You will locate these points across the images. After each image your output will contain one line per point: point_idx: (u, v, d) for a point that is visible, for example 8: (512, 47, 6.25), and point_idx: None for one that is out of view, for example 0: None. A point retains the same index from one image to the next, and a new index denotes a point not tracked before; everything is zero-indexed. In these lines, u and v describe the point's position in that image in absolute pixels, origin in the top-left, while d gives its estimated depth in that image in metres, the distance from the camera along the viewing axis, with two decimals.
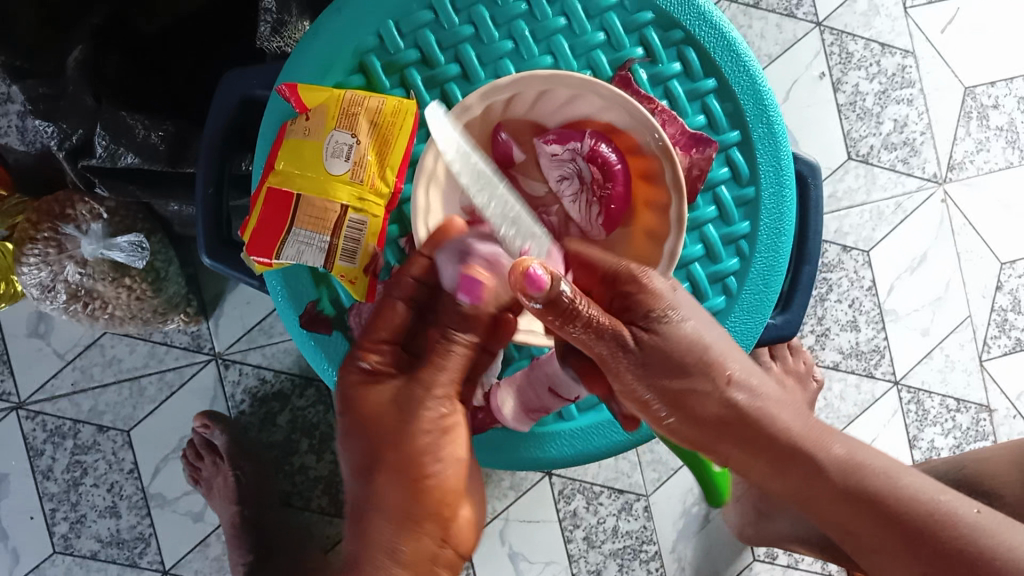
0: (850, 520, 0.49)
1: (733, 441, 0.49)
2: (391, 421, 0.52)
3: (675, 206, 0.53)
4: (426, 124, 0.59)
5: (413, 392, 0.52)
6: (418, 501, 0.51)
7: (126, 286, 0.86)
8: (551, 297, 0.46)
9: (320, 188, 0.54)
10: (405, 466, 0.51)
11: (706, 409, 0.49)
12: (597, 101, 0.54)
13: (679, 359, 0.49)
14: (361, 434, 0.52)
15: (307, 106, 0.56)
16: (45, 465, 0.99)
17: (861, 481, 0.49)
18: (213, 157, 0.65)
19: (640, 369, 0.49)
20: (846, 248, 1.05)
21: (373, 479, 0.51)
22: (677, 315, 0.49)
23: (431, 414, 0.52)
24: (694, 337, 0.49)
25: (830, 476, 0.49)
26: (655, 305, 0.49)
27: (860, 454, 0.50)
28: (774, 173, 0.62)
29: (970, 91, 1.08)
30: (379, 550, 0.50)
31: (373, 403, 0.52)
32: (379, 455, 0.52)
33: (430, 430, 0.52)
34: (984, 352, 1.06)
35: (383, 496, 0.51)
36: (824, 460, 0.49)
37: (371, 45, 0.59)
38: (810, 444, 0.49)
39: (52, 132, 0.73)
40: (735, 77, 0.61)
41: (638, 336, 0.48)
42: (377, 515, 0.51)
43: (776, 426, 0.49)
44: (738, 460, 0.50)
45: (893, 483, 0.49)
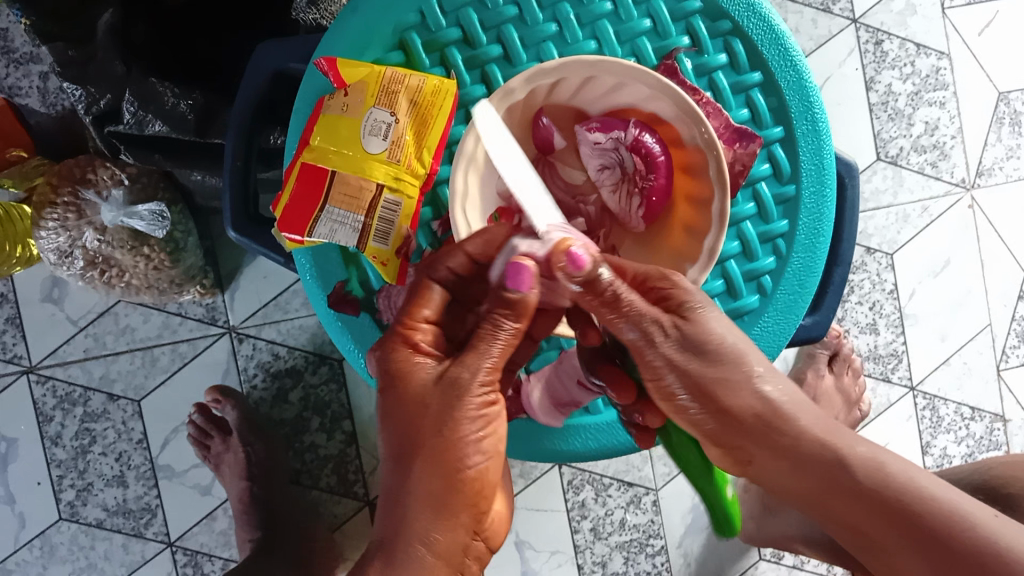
0: (867, 521, 0.48)
1: (756, 442, 0.49)
2: (434, 406, 0.48)
3: (718, 201, 0.52)
4: (464, 106, 0.58)
5: (459, 377, 0.48)
6: (457, 492, 0.49)
7: (144, 255, 0.85)
8: (591, 276, 0.48)
9: (355, 167, 0.53)
10: (446, 453, 0.48)
11: (737, 402, 0.48)
12: (644, 89, 0.52)
13: (714, 348, 0.49)
14: (399, 416, 0.49)
15: (345, 81, 0.55)
16: (54, 431, 0.98)
17: (882, 481, 0.48)
18: (242, 132, 0.63)
19: (677, 353, 0.48)
20: (869, 250, 1.04)
21: (409, 465, 0.48)
22: (710, 309, 0.50)
23: (476, 400, 0.48)
24: (724, 334, 0.49)
25: (853, 474, 0.48)
26: (688, 297, 0.49)
27: (884, 454, 0.49)
28: (816, 172, 0.60)
29: (1004, 96, 1.06)
30: (414, 538, 0.49)
31: (416, 385, 0.49)
32: (419, 442, 0.48)
33: (474, 419, 0.48)
34: (1002, 361, 1.05)
35: (419, 485, 0.48)
36: (848, 457, 0.49)
37: (412, 22, 0.58)
38: (833, 441, 0.49)
39: (79, 95, 0.68)
40: (782, 71, 0.60)
41: (676, 323, 0.49)
42: (411, 504, 0.49)
43: (798, 427, 0.49)
44: (763, 463, 0.50)
45: (912, 483, 0.48)
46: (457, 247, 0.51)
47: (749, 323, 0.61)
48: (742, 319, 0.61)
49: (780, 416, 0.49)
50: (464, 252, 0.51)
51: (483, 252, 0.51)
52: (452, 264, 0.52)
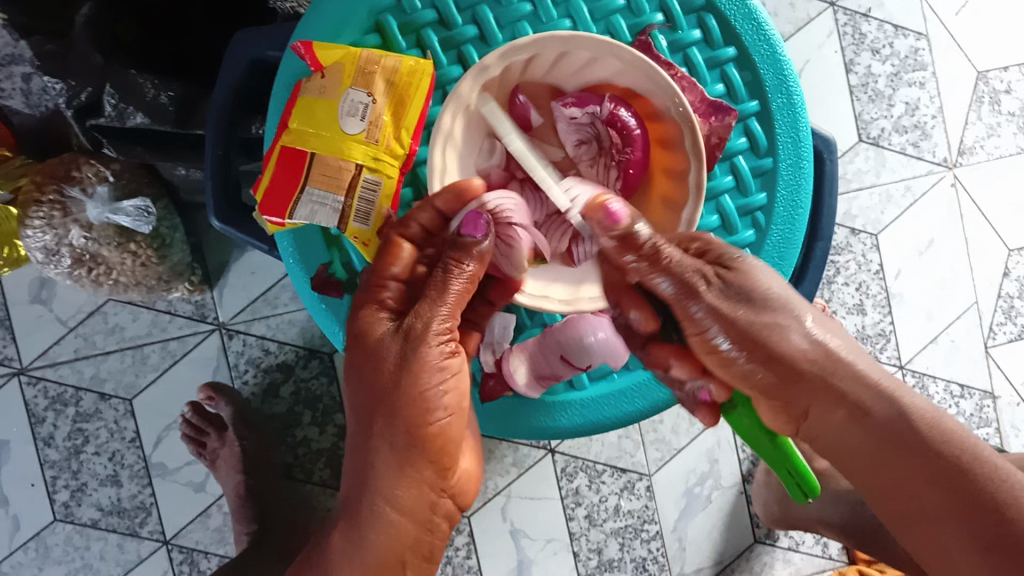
0: (915, 478, 0.47)
1: (812, 385, 0.49)
2: (393, 362, 0.51)
3: (694, 173, 0.53)
4: (442, 86, 0.59)
5: (418, 331, 0.51)
6: (419, 447, 0.52)
7: (131, 251, 0.86)
8: (628, 231, 0.50)
9: (334, 147, 0.54)
10: (406, 412, 0.51)
11: (790, 345, 0.49)
12: (617, 64, 0.53)
13: (760, 293, 0.50)
14: (364, 371, 0.52)
15: (322, 64, 0.55)
16: (46, 432, 0.98)
17: (944, 435, 0.47)
18: (222, 123, 0.64)
19: (724, 302, 0.50)
20: (854, 231, 1.04)
21: (373, 420, 0.52)
22: (748, 258, 0.52)
23: (436, 354, 0.51)
24: (768, 281, 0.51)
25: (912, 421, 0.48)
26: (727, 250, 0.52)
27: (943, 413, 0.49)
28: (792, 145, 0.61)
29: (983, 75, 1.07)
30: (378, 496, 0.52)
31: (376, 341, 0.53)
32: (381, 398, 0.51)
33: (434, 372, 0.51)
34: (990, 339, 1.06)
35: (383, 440, 0.52)
36: (907, 407, 0.48)
37: (387, 4, 0.58)
38: (894, 390, 0.49)
39: (60, 90, 0.69)
40: (756, 46, 0.60)
41: (720, 274, 0.50)
42: (376, 457, 0.52)
43: (851, 371, 0.49)
44: (816, 411, 0.50)
45: (974, 445, 0.47)
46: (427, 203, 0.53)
47: None
48: None
49: (838, 364, 0.49)
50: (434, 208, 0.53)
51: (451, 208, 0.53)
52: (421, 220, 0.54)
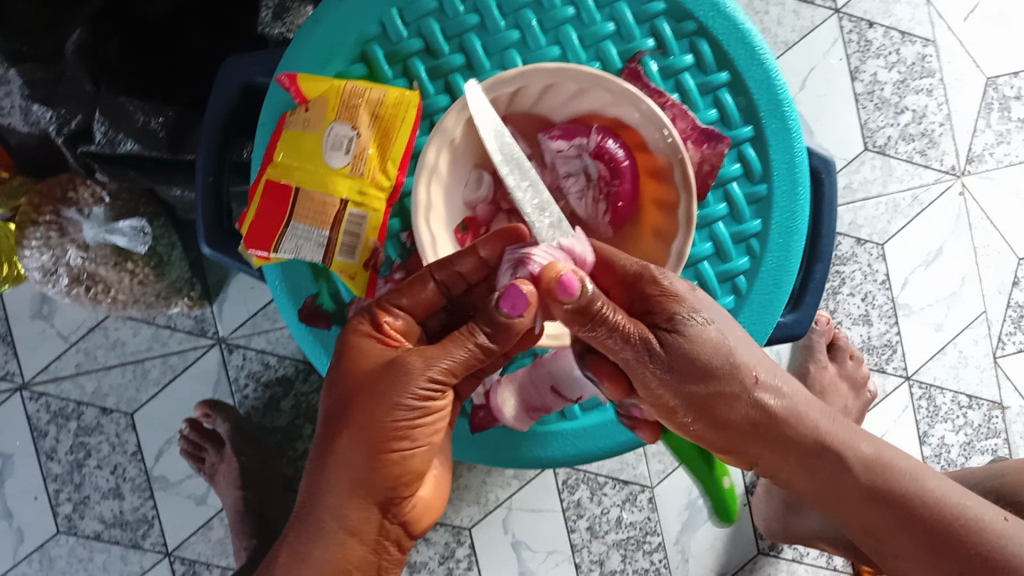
0: (872, 520, 0.52)
1: (769, 443, 0.51)
2: (377, 384, 0.48)
3: (684, 206, 0.52)
4: (429, 116, 0.58)
5: (408, 363, 0.47)
6: (376, 472, 0.48)
7: (128, 271, 0.85)
8: (582, 302, 0.44)
9: (319, 182, 0.53)
10: (371, 435, 0.48)
11: (735, 413, 0.49)
12: (604, 96, 0.52)
13: (706, 363, 0.46)
14: (342, 385, 0.49)
15: (307, 96, 0.55)
16: (49, 446, 0.99)
17: (884, 479, 0.52)
18: (213, 149, 0.63)
19: (668, 374, 0.46)
20: (860, 241, 1.03)
21: (336, 435, 0.49)
22: (701, 318, 0.47)
23: (415, 390, 0.47)
24: (717, 342, 0.47)
25: (855, 474, 0.52)
26: (679, 308, 0.47)
27: (885, 453, 0.53)
28: (788, 171, 0.60)
29: (992, 81, 1.05)
30: (326, 514, 0.49)
31: (368, 361, 0.49)
32: (349, 415, 0.48)
33: (409, 408, 0.48)
34: (998, 349, 1.04)
35: (341, 456, 0.49)
36: (851, 460, 0.52)
37: (373, 33, 0.58)
38: (838, 442, 0.52)
39: (49, 117, 0.68)
40: (749, 70, 0.59)
41: (665, 340, 0.46)
42: (332, 470, 0.49)
43: (800, 428, 0.51)
44: (768, 462, 0.52)
45: (916, 484, 0.52)
46: (471, 249, 0.50)
47: None
48: None
49: (783, 424, 0.50)
50: (476, 254, 0.50)
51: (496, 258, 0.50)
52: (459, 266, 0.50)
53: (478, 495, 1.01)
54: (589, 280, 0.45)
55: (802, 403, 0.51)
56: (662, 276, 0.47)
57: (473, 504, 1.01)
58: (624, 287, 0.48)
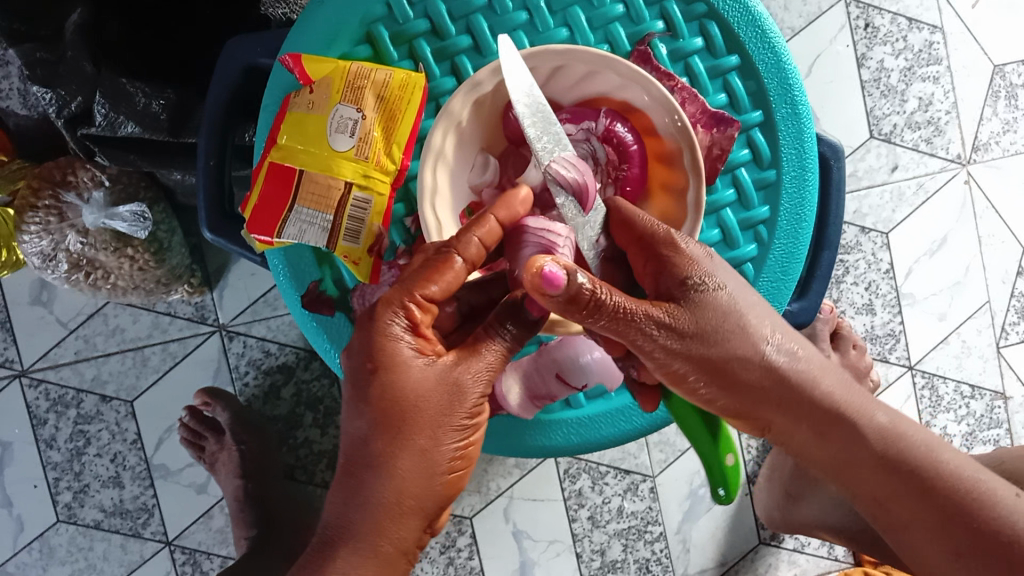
0: (884, 490, 0.50)
1: (779, 409, 0.48)
2: (435, 407, 0.47)
3: (693, 190, 0.51)
4: (434, 99, 0.57)
5: (461, 382, 0.47)
6: (434, 490, 0.48)
7: (128, 257, 0.84)
8: (572, 292, 0.43)
9: (323, 164, 0.52)
10: (435, 458, 0.47)
11: (748, 376, 0.47)
12: (614, 78, 0.51)
13: (715, 328, 0.46)
14: (393, 403, 0.46)
15: (311, 78, 0.54)
16: (49, 433, 0.98)
17: (902, 450, 0.50)
18: (215, 131, 0.62)
19: (676, 342, 0.46)
20: (864, 229, 1.02)
21: (396, 459, 0.46)
22: (714, 283, 0.47)
23: (471, 410, 0.48)
24: (730, 305, 0.47)
25: (871, 443, 0.50)
26: (691, 273, 0.47)
27: (899, 424, 0.51)
28: (797, 156, 0.59)
29: (999, 69, 1.04)
30: (381, 539, 0.47)
31: (416, 377, 0.47)
32: (411, 437, 0.46)
33: (464, 427, 0.48)
34: (1002, 339, 1.04)
35: (396, 481, 0.46)
36: (867, 429, 0.50)
37: (379, 13, 0.57)
38: (855, 411, 0.50)
39: (49, 99, 0.68)
40: (759, 54, 0.58)
41: (676, 307, 0.46)
42: (389, 497, 0.47)
43: (817, 394, 0.49)
44: (781, 427, 0.49)
45: (930, 456, 0.50)
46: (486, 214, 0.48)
47: None
48: None
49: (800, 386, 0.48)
50: (494, 218, 0.48)
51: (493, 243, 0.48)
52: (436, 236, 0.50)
53: (479, 484, 1.00)
54: (578, 270, 0.43)
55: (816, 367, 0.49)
56: (678, 239, 0.47)
57: (474, 493, 1.00)
58: (641, 247, 0.48)
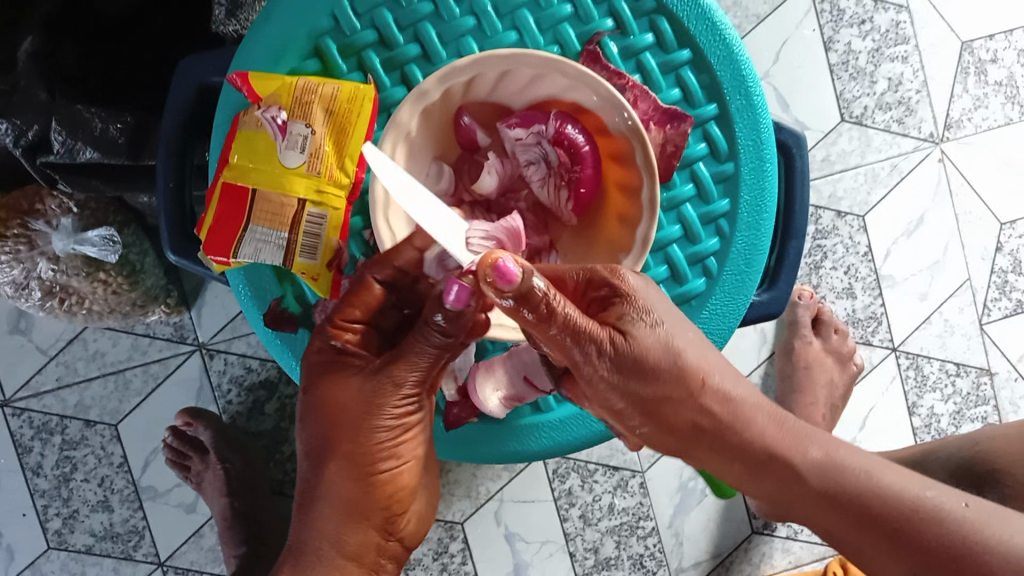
0: (827, 522, 0.46)
1: (708, 447, 0.47)
2: (353, 413, 0.49)
3: (647, 188, 0.50)
4: (386, 109, 0.57)
5: (379, 387, 0.48)
6: (368, 497, 0.50)
7: (101, 281, 0.84)
8: (523, 290, 0.41)
9: (274, 182, 0.52)
10: (358, 464, 0.49)
11: (681, 417, 0.46)
12: (561, 80, 0.51)
13: (655, 365, 0.45)
14: (319, 417, 0.50)
15: (258, 95, 0.54)
16: (35, 461, 0.98)
17: (838, 481, 0.45)
18: (173, 152, 0.62)
19: (617, 375, 0.45)
20: (840, 213, 1.02)
21: (323, 465, 0.50)
22: (651, 319, 0.46)
23: (392, 411, 0.49)
24: (668, 343, 0.45)
25: (806, 479, 0.45)
26: (628, 307, 0.45)
27: (840, 453, 0.46)
28: (754, 147, 0.59)
29: (968, 45, 1.04)
30: (324, 541, 0.51)
31: (337, 387, 0.49)
32: (333, 446, 0.49)
33: (390, 428, 0.49)
34: (984, 316, 1.04)
35: (335, 488, 0.50)
36: (802, 467, 0.45)
37: (325, 27, 0.56)
38: (786, 448, 0.46)
39: (5, 129, 0.67)
40: (711, 47, 0.58)
41: (613, 341, 0.45)
42: (323, 505, 0.51)
43: (751, 433, 0.46)
44: (716, 464, 0.48)
45: (871, 482, 0.45)
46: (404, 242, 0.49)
47: (696, 307, 0.60)
48: (689, 304, 0.60)
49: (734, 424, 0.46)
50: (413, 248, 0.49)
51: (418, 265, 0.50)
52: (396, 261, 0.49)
53: (468, 489, 1.00)
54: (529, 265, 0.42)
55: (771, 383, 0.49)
56: (612, 271, 0.46)
57: (464, 498, 1.00)
58: (574, 291, 0.47)
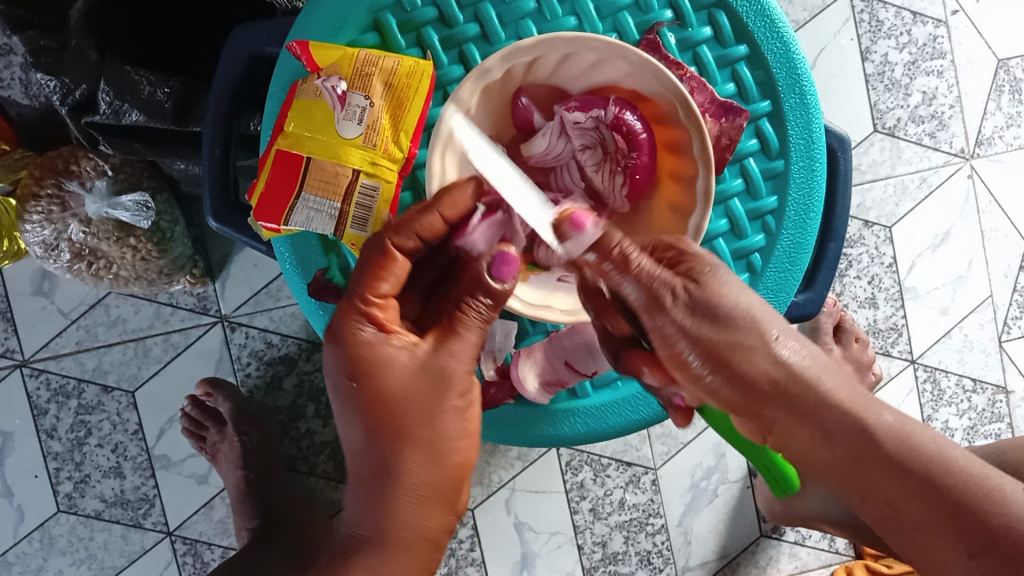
0: (895, 494, 0.44)
1: (775, 405, 0.44)
2: (421, 392, 0.48)
3: (702, 179, 0.50)
4: (442, 87, 0.57)
5: (444, 362, 0.48)
6: (443, 478, 0.50)
7: (131, 246, 0.84)
8: (597, 240, 0.47)
9: (331, 152, 0.52)
10: (432, 443, 0.48)
11: (755, 368, 0.44)
12: (624, 66, 0.51)
13: (727, 314, 0.44)
14: (381, 400, 0.48)
15: (318, 64, 0.54)
16: (49, 424, 0.98)
17: (912, 450, 0.44)
18: (220, 118, 0.62)
19: (689, 322, 0.45)
20: (867, 223, 1.02)
21: (397, 451, 0.48)
22: (721, 272, 0.46)
23: (458, 387, 0.49)
24: (738, 295, 0.45)
25: (880, 442, 0.44)
26: (698, 262, 0.46)
27: (908, 424, 0.45)
28: (805, 146, 0.59)
29: (1003, 64, 1.04)
30: (406, 528, 0.49)
31: (394, 368, 0.48)
32: (404, 428, 0.48)
33: (458, 404, 0.49)
34: (1004, 333, 1.04)
35: (414, 478, 0.49)
36: (875, 426, 0.44)
37: (386, 2, 0.56)
38: (858, 410, 0.44)
39: (53, 87, 0.66)
40: (768, 43, 0.58)
41: (687, 289, 0.45)
42: (401, 495, 0.49)
43: (818, 394, 0.44)
44: (784, 428, 0.45)
45: (943, 455, 0.44)
46: (432, 210, 0.49)
47: None
48: None
49: (808, 385, 0.44)
50: (439, 216, 0.50)
51: (433, 232, 0.50)
52: (423, 230, 0.50)
53: (481, 475, 1.00)
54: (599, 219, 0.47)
55: (822, 367, 0.45)
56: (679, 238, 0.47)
57: (477, 485, 1.00)
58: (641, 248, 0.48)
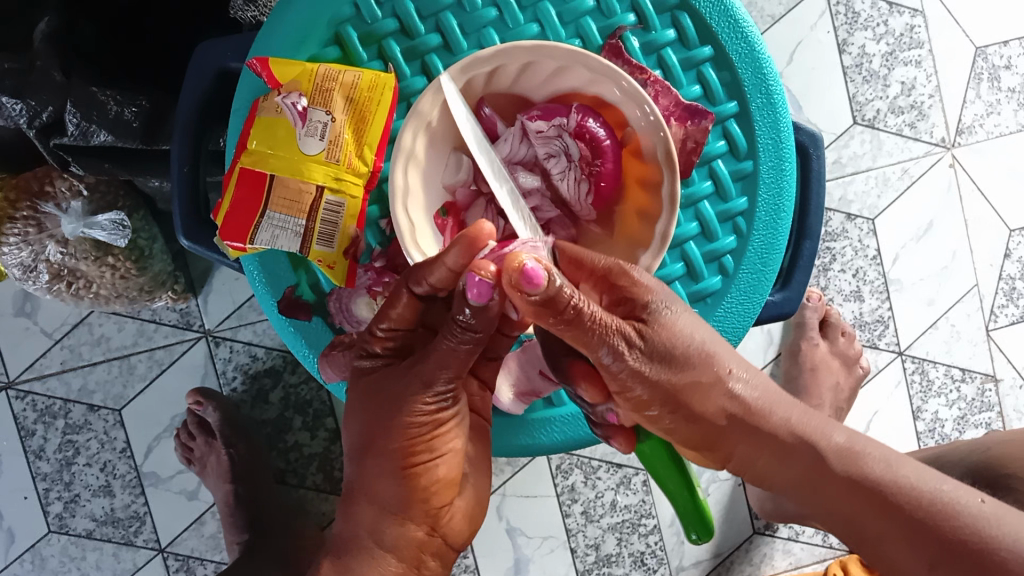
0: (851, 511, 0.48)
1: (737, 434, 0.49)
2: (384, 411, 0.50)
3: (667, 184, 0.50)
4: (406, 99, 0.57)
5: (409, 384, 0.49)
6: (407, 493, 0.51)
7: (108, 265, 0.84)
8: (550, 293, 0.43)
9: (294, 169, 0.52)
10: (392, 457, 0.50)
11: (709, 405, 0.48)
12: (584, 73, 0.50)
13: (679, 352, 0.47)
14: (358, 416, 0.52)
15: (278, 81, 0.53)
16: (37, 445, 0.97)
17: (862, 470, 0.48)
18: (188, 137, 0.61)
19: (642, 364, 0.46)
20: (850, 216, 1.01)
21: (362, 462, 0.52)
22: (674, 310, 0.47)
23: (424, 408, 0.49)
24: (689, 333, 0.47)
25: (833, 466, 0.48)
26: (652, 299, 0.47)
27: (861, 442, 0.49)
28: (773, 146, 0.59)
29: (981, 51, 1.04)
30: (367, 532, 0.53)
31: (374, 387, 0.51)
32: (370, 443, 0.51)
33: (421, 424, 0.50)
34: (991, 322, 1.04)
35: (376, 483, 0.52)
36: (826, 450, 0.49)
37: (346, 14, 0.56)
38: (810, 433, 0.49)
39: (20, 109, 0.65)
40: (732, 44, 0.58)
41: (640, 332, 0.46)
42: (365, 499, 0.53)
43: (773, 423, 0.49)
44: (742, 455, 0.50)
45: (892, 472, 0.48)
46: (437, 262, 0.46)
47: (711, 305, 0.59)
48: (704, 302, 0.60)
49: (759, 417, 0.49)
50: (446, 265, 0.46)
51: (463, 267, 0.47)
52: (430, 278, 0.47)
53: None
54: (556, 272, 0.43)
55: (773, 398, 0.50)
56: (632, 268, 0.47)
57: None
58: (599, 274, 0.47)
